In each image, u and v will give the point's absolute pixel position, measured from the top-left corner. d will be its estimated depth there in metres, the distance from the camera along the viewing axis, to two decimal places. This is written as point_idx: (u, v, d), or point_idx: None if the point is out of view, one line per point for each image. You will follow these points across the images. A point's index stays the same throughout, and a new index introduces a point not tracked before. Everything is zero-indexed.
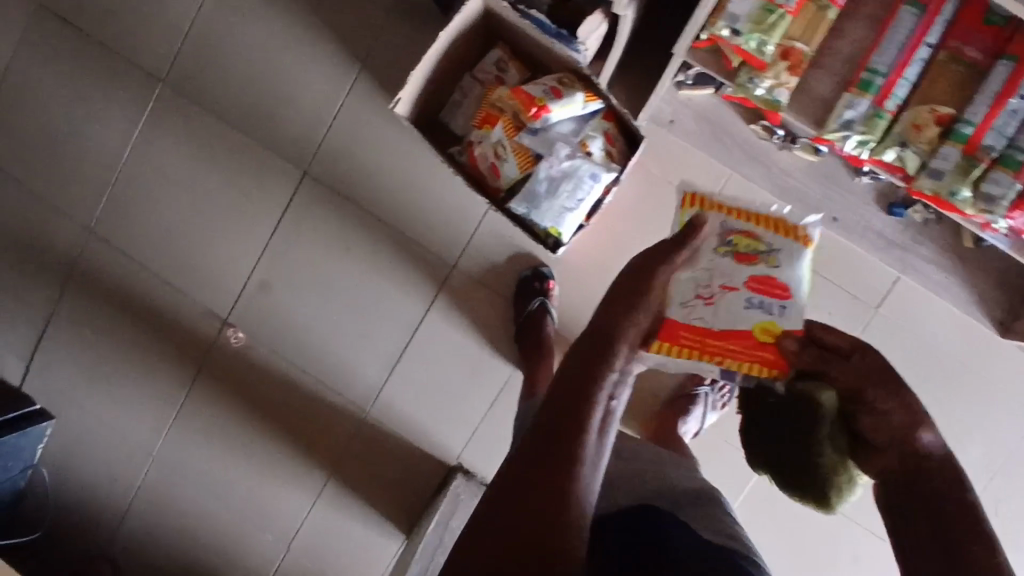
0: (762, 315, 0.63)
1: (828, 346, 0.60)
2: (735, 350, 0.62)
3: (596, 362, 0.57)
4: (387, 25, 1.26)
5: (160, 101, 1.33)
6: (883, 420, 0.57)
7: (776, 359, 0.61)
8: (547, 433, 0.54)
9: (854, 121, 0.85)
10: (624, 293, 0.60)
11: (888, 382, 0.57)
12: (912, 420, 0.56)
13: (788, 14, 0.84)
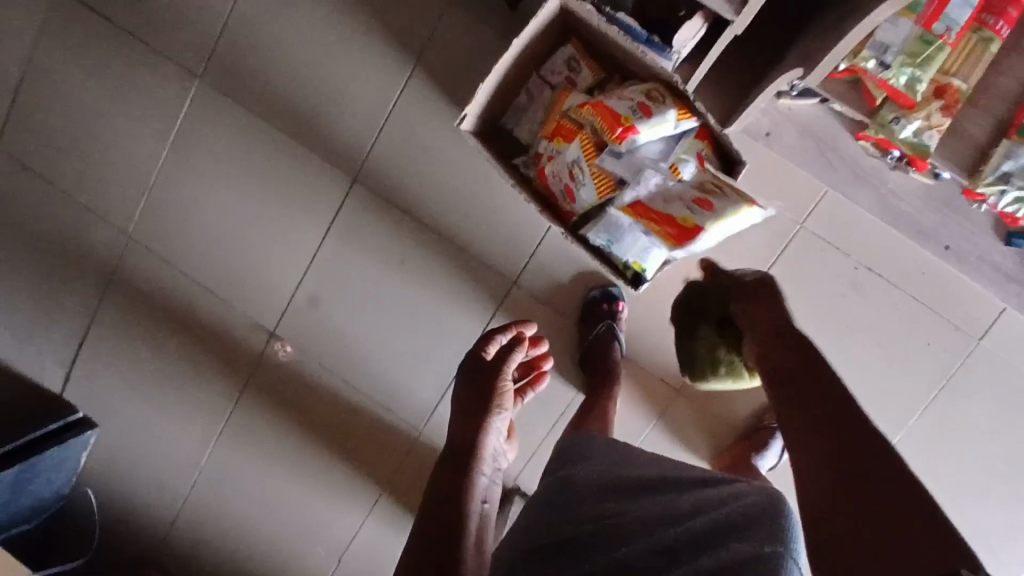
0: (689, 213, 0.92)
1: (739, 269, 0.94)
2: (659, 221, 0.94)
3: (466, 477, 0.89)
4: (446, 19, 1.13)
5: (197, 99, 1.22)
6: (765, 321, 0.83)
7: (679, 236, 0.93)
8: (436, 526, 0.84)
9: (1013, 173, 0.76)
10: (478, 381, 0.99)
11: (771, 299, 0.85)
12: (785, 315, 0.81)
13: (948, 46, 0.75)
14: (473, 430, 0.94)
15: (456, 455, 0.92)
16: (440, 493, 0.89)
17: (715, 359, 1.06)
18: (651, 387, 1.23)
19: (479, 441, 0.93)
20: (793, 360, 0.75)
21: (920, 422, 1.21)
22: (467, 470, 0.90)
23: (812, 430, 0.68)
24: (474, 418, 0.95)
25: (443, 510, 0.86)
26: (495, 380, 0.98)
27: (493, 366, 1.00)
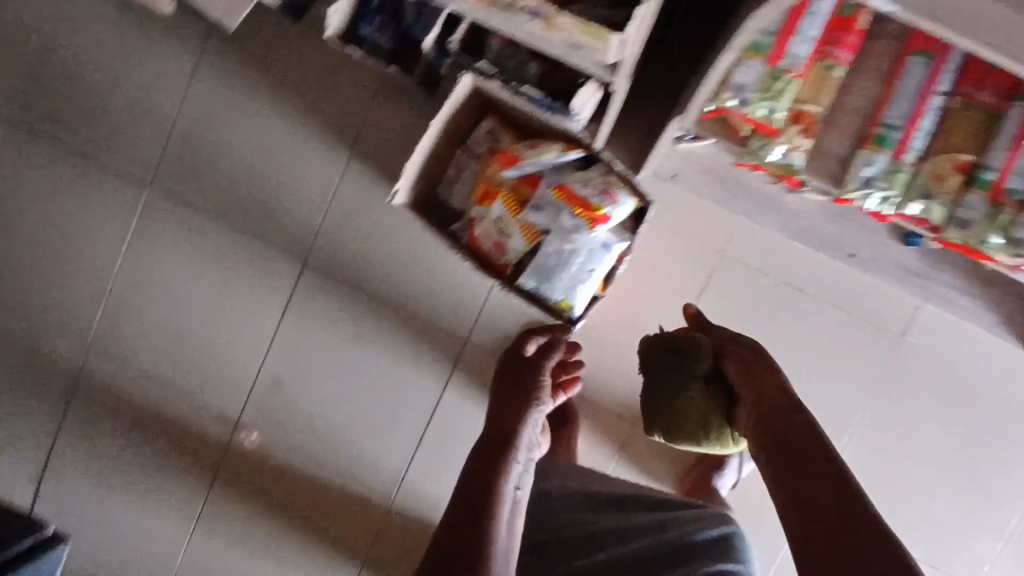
0: (601, 198, 1.03)
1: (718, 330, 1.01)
2: (579, 202, 1.03)
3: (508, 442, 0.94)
4: (373, 107, 1.23)
5: (148, 205, 1.29)
6: (750, 381, 0.88)
7: (594, 215, 1.02)
8: (479, 477, 0.88)
9: (874, 178, 0.83)
10: (520, 380, 1.06)
11: (755, 361, 0.90)
12: (770, 374, 0.86)
13: (796, 78, 0.82)
14: (514, 413, 0.99)
15: (501, 428, 0.97)
16: (481, 452, 0.93)
17: (700, 415, 0.99)
18: (609, 425, 1.30)
19: (519, 421, 0.98)
20: (783, 420, 0.79)
21: (862, 425, 1.28)
22: (511, 438, 0.94)
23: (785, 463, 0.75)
24: (518, 407, 1.00)
25: (484, 463, 0.91)
26: (535, 380, 1.06)
27: (533, 368, 1.07)
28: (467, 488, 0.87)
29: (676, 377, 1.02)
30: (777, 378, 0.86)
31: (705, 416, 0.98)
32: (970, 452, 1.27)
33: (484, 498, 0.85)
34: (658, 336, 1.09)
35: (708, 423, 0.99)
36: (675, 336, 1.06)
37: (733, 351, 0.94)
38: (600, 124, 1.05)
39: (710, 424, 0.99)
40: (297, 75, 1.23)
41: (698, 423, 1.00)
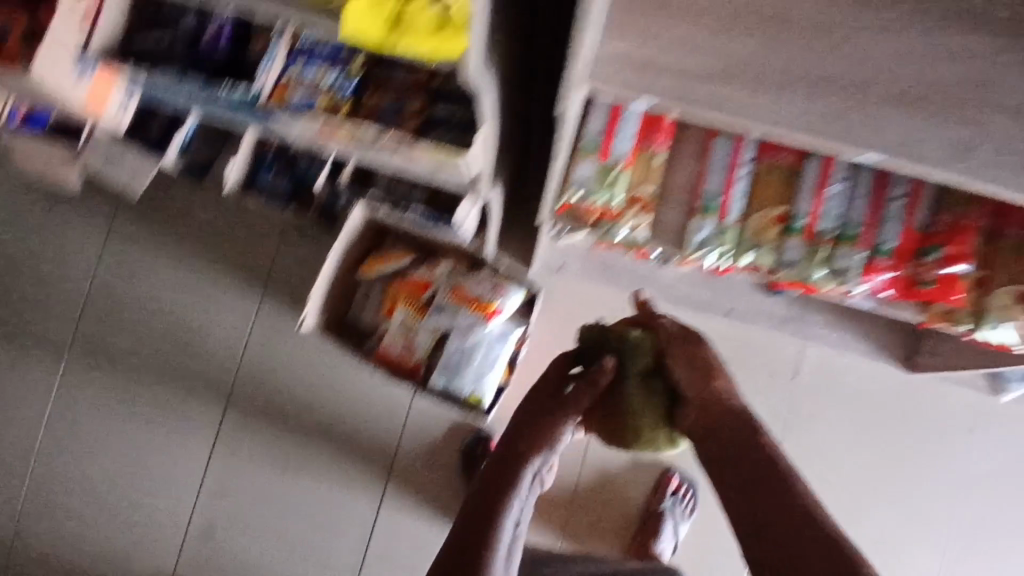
0: (492, 294, 1.16)
1: (667, 320, 0.87)
2: (474, 300, 1.15)
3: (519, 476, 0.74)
4: (279, 247, 1.33)
5: (71, 369, 1.34)
6: (698, 386, 0.79)
7: (488, 309, 1.15)
8: (471, 520, 0.70)
9: (708, 239, 0.98)
10: (534, 415, 0.79)
11: (707, 364, 0.80)
12: (714, 376, 0.79)
13: (625, 169, 0.97)
14: (519, 459, 0.75)
15: (501, 470, 0.75)
16: (473, 506, 0.72)
17: (640, 415, 0.82)
18: (553, 504, 1.39)
19: (519, 474, 0.74)
20: (731, 427, 0.74)
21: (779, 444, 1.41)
22: (509, 485, 0.73)
23: (739, 474, 0.71)
24: (526, 449, 0.76)
25: (478, 520, 0.70)
26: (554, 415, 0.79)
27: (554, 400, 0.80)
28: (456, 542, 0.69)
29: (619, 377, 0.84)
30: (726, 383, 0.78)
31: (643, 415, 0.82)
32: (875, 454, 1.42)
33: (473, 556, 0.67)
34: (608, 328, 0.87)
35: (646, 421, 0.83)
36: (627, 334, 0.85)
37: (686, 349, 0.83)
38: (486, 232, 1.17)
39: (651, 422, 0.82)
40: (204, 229, 1.34)
41: (637, 425, 0.83)
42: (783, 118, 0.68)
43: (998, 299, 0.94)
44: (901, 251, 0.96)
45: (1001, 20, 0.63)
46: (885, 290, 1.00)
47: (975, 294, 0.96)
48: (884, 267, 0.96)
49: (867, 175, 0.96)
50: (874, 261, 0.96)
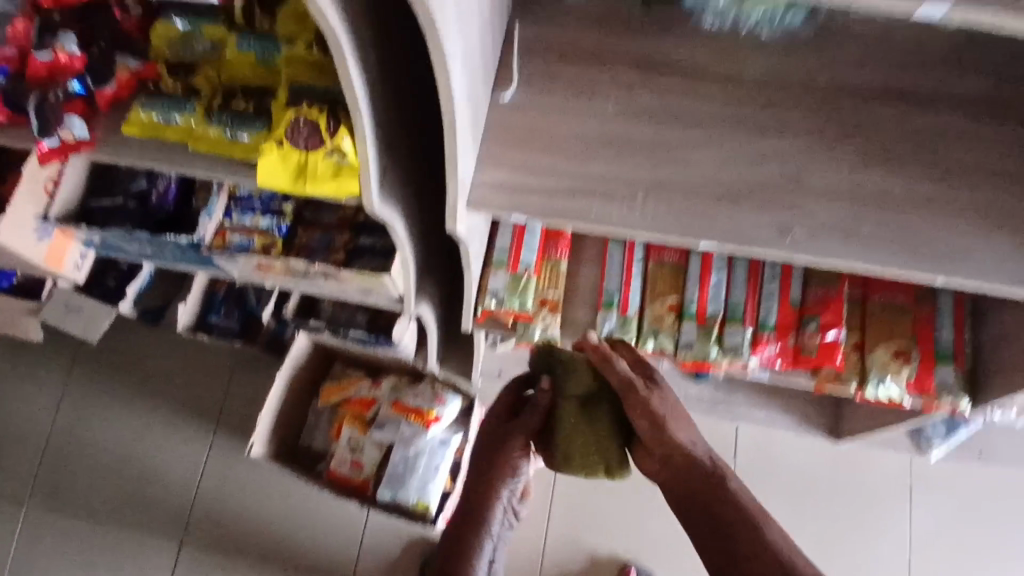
0: (431, 402, 1.25)
1: (614, 364, 0.86)
2: (415, 411, 1.24)
3: (490, 487, 0.90)
4: (233, 380, 1.41)
5: (25, 521, 1.35)
6: (653, 426, 0.83)
7: (428, 417, 1.24)
8: (455, 532, 0.88)
9: (613, 330, 1.10)
10: (502, 444, 0.92)
11: (657, 406, 0.83)
12: (666, 423, 0.82)
13: (532, 276, 1.09)
14: (489, 485, 0.90)
15: (478, 495, 0.90)
16: (456, 526, 0.89)
17: (580, 442, 0.88)
18: None
19: (490, 497, 0.90)
20: (685, 463, 0.80)
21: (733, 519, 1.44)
22: (484, 507, 0.89)
23: (697, 511, 0.76)
24: (497, 475, 0.91)
25: (460, 533, 0.88)
26: (517, 442, 0.92)
27: (514, 427, 0.93)
28: (443, 551, 0.88)
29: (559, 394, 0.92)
30: (677, 423, 0.82)
31: (584, 441, 0.88)
32: (824, 529, 1.46)
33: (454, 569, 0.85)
34: (556, 351, 0.95)
35: (581, 445, 0.88)
36: (573, 359, 0.93)
37: (637, 394, 0.84)
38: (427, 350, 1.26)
39: (587, 448, 0.88)
40: (162, 370, 1.42)
41: (577, 450, 0.88)
42: (637, 221, 0.82)
43: (877, 355, 1.07)
44: (781, 325, 1.08)
45: (785, 134, 0.83)
46: (776, 362, 1.10)
47: (856, 356, 1.09)
48: (769, 340, 1.08)
49: (742, 263, 1.10)
50: (760, 335, 1.08)
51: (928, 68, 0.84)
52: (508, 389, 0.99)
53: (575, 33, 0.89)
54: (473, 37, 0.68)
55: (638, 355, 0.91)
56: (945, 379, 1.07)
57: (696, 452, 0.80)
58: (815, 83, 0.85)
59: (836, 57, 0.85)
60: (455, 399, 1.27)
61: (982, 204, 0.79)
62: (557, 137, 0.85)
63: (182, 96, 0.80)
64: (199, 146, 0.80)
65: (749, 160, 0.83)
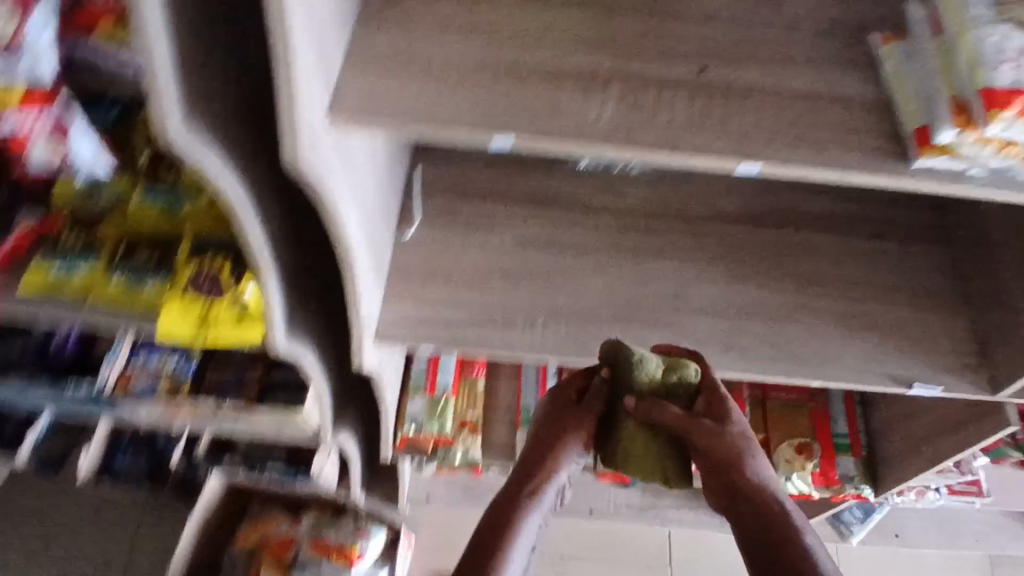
0: (354, 539, 1.24)
1: (671, 407, 0.74)
2: (339, 550, 1.23)
3: (540, 470, 0.78)
4: (143, 524, 1.34)
5: None
6: (718, 450, 0.72)
7: (352, 556, 1.22)
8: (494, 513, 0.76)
9: None
10: (561, 430, 0.80)
11: (727, 441, 0.73)
12: (735, 460, 0.72)
13: (450, 397, 1.11)
14: (540, 466, 0.78)
15: (527, 474, 0.78)
16: (503, 502, 0.76)
17: (637, 452, 0.77)
18: None
19: (542, 479, 0.78)
20: (747, 502, 0.70)
21: None
22: (535, 488, 0.77)
23: (759, 553, 0.67)
24: (554, 462, 0.78)
25: (505, 514, 0.75)
26: (578, 433, 0.80)
27: (575, 416, 0.80)
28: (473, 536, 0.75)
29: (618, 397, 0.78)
30: (746, 459, 0.72)
31: (643, 452, 0.77)
32: None
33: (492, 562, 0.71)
34: (620, 346, 0.77)
35: (636, 457, 0.77)
36: (642, 362, 0.76)
37: (703, 431, 0.73)
38: (350, 476, 1.23)
39: (645, 458, 0.77)
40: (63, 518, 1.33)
41: (632, 461, 0.77)
42: (537, 344, 0.88)
43: (782, 452, 1.13)
44: None
45: (662, 258, 0.94)
46: None
47: None
48: None
49: None
50: None
51: (768, 199, 1.00)
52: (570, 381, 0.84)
53: (468, 173, 0.98)
54: (368, 189, 0.73)
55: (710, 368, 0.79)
56: (847, 470, 1.14)
57: (764, 495, 0.70)
58: (681, 212, 0.98)
59: (693, 193, 0.99)
60: (379, 533, 1.26)
61: (830, 310, 0.92)
62: (456, 269, 0.91)
63: (83, 249, 0.83)
64: (100, 297, 0.80)
65: (630, 282, 0.92)
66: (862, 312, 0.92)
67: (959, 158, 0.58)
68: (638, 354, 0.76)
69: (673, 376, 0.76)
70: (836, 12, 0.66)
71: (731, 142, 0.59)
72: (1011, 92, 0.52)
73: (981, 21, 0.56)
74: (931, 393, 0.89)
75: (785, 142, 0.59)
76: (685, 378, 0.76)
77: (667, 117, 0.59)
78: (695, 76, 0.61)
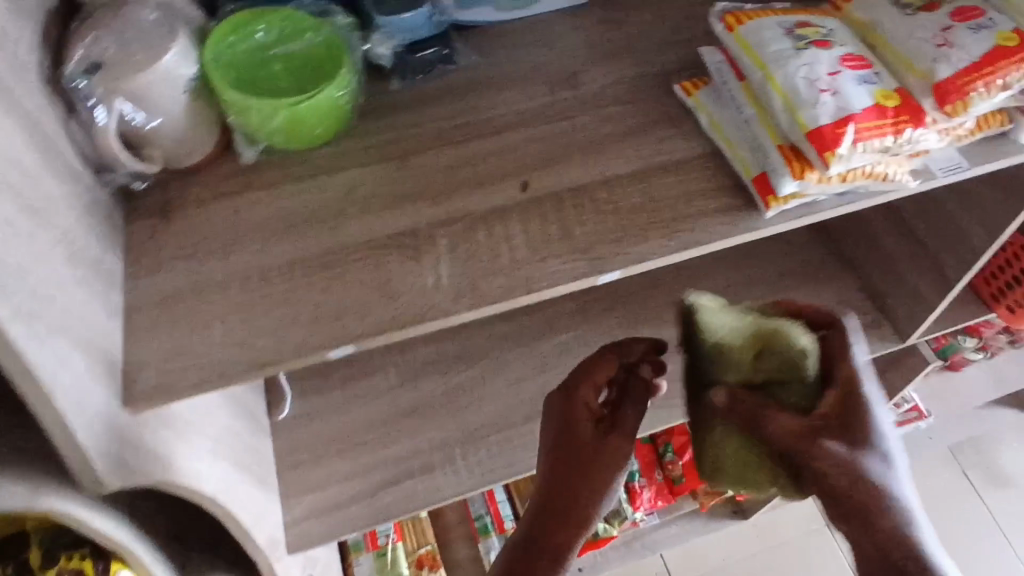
0: None
1: (778, 419, 0.51)
2: None
3: (560, 532, 0.53)
4: None
5: None
6: (848, 482, 0.49)
7: None
8: None
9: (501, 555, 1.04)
10: (589, 456, 0.53)
11: (859, 482, 0.49)
12: (870, 505, 0.50)
13: (396, 542, 1.01)
14: (562, 521, 0.53)
15: (542, 518, 0.53)
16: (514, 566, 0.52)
17: (730, 461, 0.56)
18: None
19: (563, 541, 0.53)
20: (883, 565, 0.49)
21: None
22: (559, 539, 0.53)
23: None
24: (585, 504, 0.53)
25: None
26: (609, 463, 0.53)
27: (600, 440, 0.54)
28: None
29: (705, 389, 0.58)
30: (886, 505, 0.50)
31: (738, 459, 0.56)
32: None
33: None
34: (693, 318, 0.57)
35: (731, 469, 0.57)
36: (720, 346, 0.56)
37: (822, 457, 0.50)
38: None
39: (744, 472, 0.56)
40: None
41: (728, 471, 0.57)
42: (463, 480, 0.81)
43: None
44: (644, 465, 1.10)
45: (555, 335, 0.88)
46: (657, 502, 1.12)
47: None
48: (641, 488, 1.09)
49: None
50: (632, 487, 1.09)
51: None
52: (589, 377, 0.56)
53: None
54: (204, 427, 0.61)
55: (844, 343, 0.54)
56: None
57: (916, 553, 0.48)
58: None
59: None
60: None
61: None
62: (349, 432, 0.82)
63: None
64: None
65: (534, 371, 0.86)
66: None
67: (808, 195, 0.55)
68: (715, 337, 0.56)
69: (774, 363, 0.54)
70: (634, 71, 0.63)
71: (583, 257, 0.53)
72: (837, 121, 0.49)
73: (783, 56, 0.52)
74: None
75: (637, 237, 0.54)
76: (792, 363, 0.53)
77: (509, 253, 0.53)
78: (520, 196, 0.56)
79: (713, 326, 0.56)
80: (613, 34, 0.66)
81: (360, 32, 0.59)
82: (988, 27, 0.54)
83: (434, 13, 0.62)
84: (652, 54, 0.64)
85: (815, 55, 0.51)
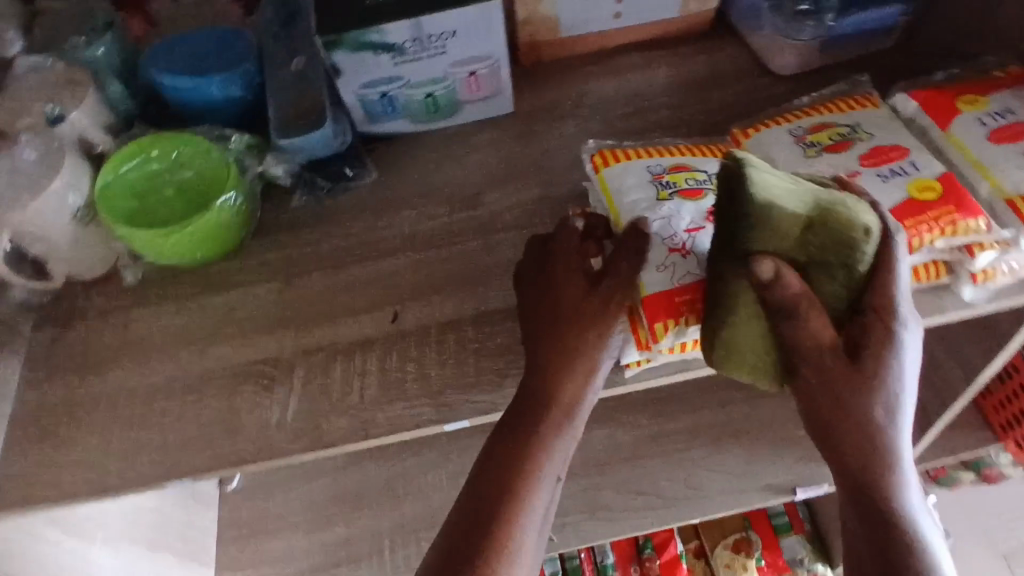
0: None
1: (808, 322, 0.43)
2: None
3: (560, 388, 0.48)
4: None
5: None
6: (836, 385, 0.42)
7: None
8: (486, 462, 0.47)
9: None
10: (569, 317, 0.49)
11: (842, 408, 0.42)
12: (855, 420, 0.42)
13: None
14: (556, 376, 0.48)
15: (517, 405, 0.48)
16: (496, 477, 0.46)
17: (737, 338, 0.46)
18: None
19: (561, 411, 0.48)
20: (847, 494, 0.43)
21: None
22: (537, 422, 0.47)
23: None
24: (575, 373, 0.48)
25: (506, 473, 0.46)
26: (605, 318, 0.48)
27: (583, 299, 0.49)
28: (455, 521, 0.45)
29: (718, 260, 0.47)
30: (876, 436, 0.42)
31: (746, 342, 0.46)
32: None
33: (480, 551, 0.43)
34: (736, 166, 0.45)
35: (733, 349, 0.47)
36: (770, 208, 0.44)
37: (813, 357, 0.43)
38: None
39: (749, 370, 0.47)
40: None
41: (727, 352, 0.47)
42: None
43: (719, 556, 1.03)
44: (620, 559, 1.05)
45: None
46: None
47: (703, 563, 1.04)
48: None
49: None
50: None
51: None
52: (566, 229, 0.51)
53: None
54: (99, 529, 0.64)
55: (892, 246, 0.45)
56: (795, 552, 1.03)
57: (895, 500, 0.42)
58: None
59: None
60: None
61: (692, 431, 0.85)
62: (288, 514, 0.85)
63: None
64: None
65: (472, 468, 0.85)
66: (725, 421, 0.85)
67: (665, 359, 0.51)
68: (763, 196, 0.44)
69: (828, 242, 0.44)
70: (535, 197, 0.61)
71: (431, 403, 0.52)
72: (684, 287, 0.49)
73: (642, 206, 0.52)
74: (819, 492, 0.82)
75: (491, 383, 0.53)
76: (852, 239, 0.44)
77: (360, 392, 0.53)
78: (388, 329, 0.55)
79: (767, 191, 0.44)
80: (529, 148, 0.64)
81: (257, 153, 0.61)
82: (904, 173, 0.47)
83: (337, 134, 0.62)
84: (563, 172, 0.62)
85: (677, 208, 0.52)
